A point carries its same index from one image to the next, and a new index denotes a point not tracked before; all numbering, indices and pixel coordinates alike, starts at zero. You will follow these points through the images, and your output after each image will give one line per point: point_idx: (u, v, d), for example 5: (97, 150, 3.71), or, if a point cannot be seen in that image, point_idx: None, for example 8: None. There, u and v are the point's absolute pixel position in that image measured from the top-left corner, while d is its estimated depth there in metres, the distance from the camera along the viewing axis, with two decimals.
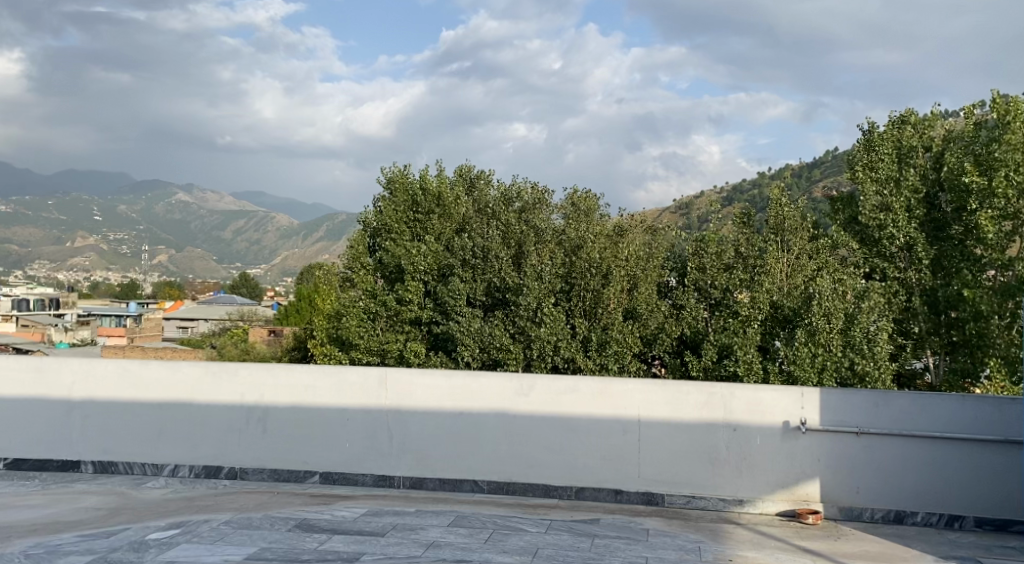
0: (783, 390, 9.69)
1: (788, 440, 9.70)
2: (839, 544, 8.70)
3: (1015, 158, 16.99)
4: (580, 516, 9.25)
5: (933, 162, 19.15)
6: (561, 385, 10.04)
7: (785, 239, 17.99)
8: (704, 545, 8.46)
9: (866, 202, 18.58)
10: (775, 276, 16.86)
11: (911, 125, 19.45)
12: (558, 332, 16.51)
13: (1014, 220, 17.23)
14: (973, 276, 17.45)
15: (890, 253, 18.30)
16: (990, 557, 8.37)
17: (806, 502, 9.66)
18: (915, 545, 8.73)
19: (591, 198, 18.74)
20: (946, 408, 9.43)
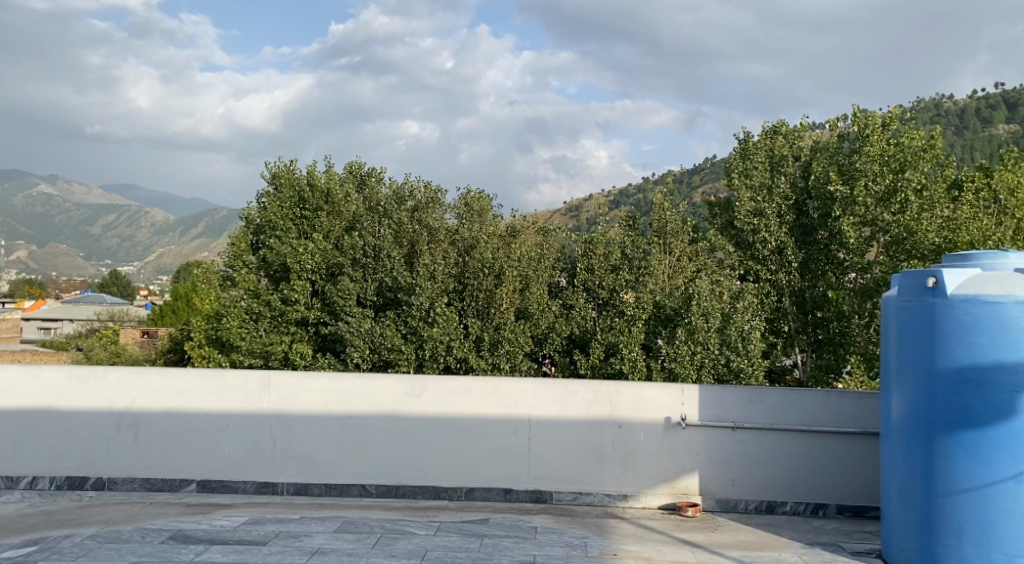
0: (665, 387, 9.94)
1: (669, 436, 9.96)
2: (716, 534, 8.99)
3: (874, 169, 18.26)
4: (469, 516, 9.20)
5: (802, 170, 20.18)
6: (452, 385, 9.97)
7: (668, 242, 18.72)
8: (590, 540, 8.57)
9: (741, 208, 19.35)
10: (657, 276, 17.40)
11: (783, 135, 20.67)
12: (450, 332, 16.45)
13: (872, 227, 18.28)
14: (837, 278, 18.44)
15: (762, 256, 19.09)
16: (852, 542, 8.84)
17: (686, 495, 9.93)
18: (785, 533, 9.12)
19: (484, 199, 18.73)
20: (813, 402, 9.92)
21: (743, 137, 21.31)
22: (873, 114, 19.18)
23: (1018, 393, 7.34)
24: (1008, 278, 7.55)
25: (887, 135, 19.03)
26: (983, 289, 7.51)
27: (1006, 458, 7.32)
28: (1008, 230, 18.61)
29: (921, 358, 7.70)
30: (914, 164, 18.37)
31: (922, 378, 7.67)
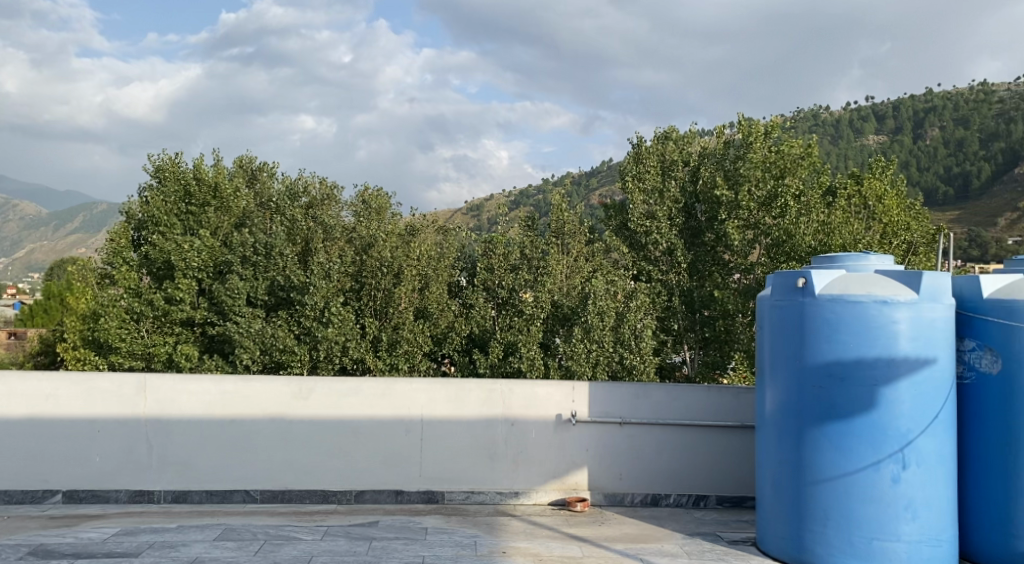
0: (556, 385, 10.10)
1: (560, 433, 10.11)
2: (603, 528, 9.17)
3: (757, 176, 19.30)
4: (358, 520, 9.08)
5: (691, 175, 20.81)
6: (342, 387, 9.83)
7: (565, 242, 18.99)
8: (480, 539, 8.59)
9: (635, 211, 19.94)
10: (556, 277, 17.58)
11: (673, 141, 21.11)
12: (346, 332, 15.98)
13: (755, 230, 19.19)
14: (723, 279, 19.17)
15: (654, 257, 19.69)
16: (730, 531, 9.19)
17: (575, 491, 10.10)
18: (668, 524, 9.41)
19: (382, 197, 18.57)
20: (695, 398, 10.27)
21: (635, 142, 21.71)
22: (756, 123, 20.05)
23: (879, 387, 7.74)
24: (870, 279, 7.99)
25: (769, 143, 20.07)
26: (846, 289, 7.93)
27: (866, 448, 7.72)
28: (876, 234, 19.75)
29: (793, 355, 8.11)
30: (793, 171, 19.54)
31: (794, 373, 8.08)
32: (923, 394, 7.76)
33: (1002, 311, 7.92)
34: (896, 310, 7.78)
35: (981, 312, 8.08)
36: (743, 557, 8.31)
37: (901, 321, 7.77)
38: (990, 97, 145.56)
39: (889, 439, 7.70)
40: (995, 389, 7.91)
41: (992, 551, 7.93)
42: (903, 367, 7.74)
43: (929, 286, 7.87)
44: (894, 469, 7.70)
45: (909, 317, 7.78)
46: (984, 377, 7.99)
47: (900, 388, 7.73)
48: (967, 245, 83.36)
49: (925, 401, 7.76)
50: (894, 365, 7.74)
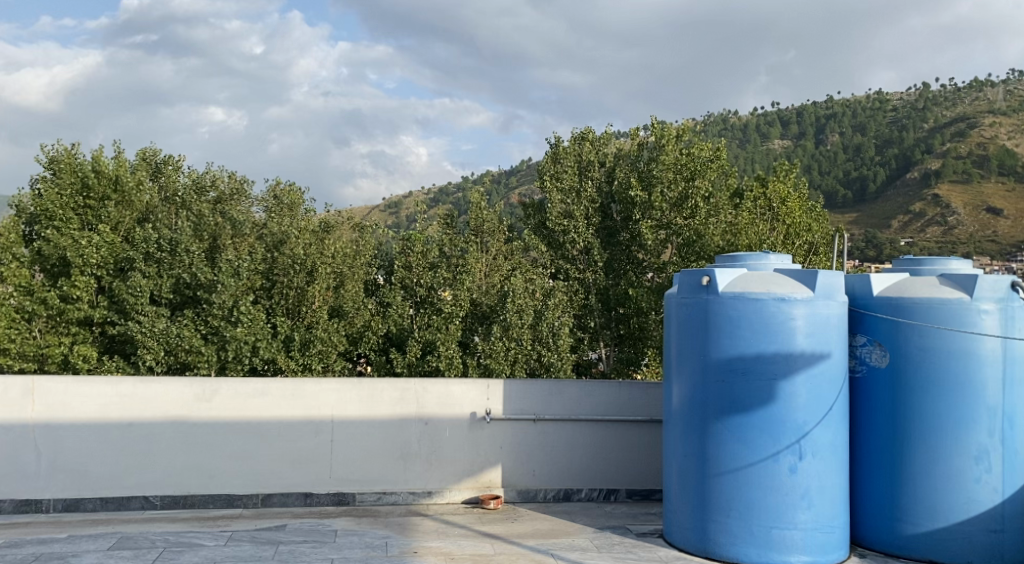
0: (470, 383, 10.10)
1: (474, 431, 10.12)
2: (516, 525, 9.23)
3: (668, 177, 19.71)
4: (264, 524, 8.90)
5: (606, 176, 21.17)
6: (249, 388, 9.62)
7: (485, 240, 18.89)
8: (390, 540, 8.53)
9: (552, 210, 20.05)
10: (474, 274, 17.58)
11: (590, 142, 21.37)
12: (256, 332, 15.59)
13: (667, 230, 19.58)
14: (637, 277, 19.55)
15: (572, 256, 19.96)
16: (638, 524, 9.37)
17: (488, 488, 10.12)
18: (579, 519, 9.53)
19: (295, 192, 18.32)
20: (607, 393, 10.43)
21: (553, 143, 21.90)
22: (668, 126, 20.63)
23: (777, 382, 8.01)
24: (769, 277, 8.26)
25: (680, 146, 20.64)
26: (747, 287, 8.18)
27: (765, 440, 7.98)
28: (780, 235, 20.58)
29: (697, 350, 8.32)
30: (703, 173, 19.96)
31: (699, 368, 8.30)
32: (818, 388, 8.07)
33: (891, 308, 8.32)
34: (793, 307, 8.06)
35: (872, 309, 8.47)
36: (651, 549, 8.48)
37: (798, 318, 8.05)
38: (886, 107, 153.60)
39: (786, 431, 7.98)
40: (885, 382, 8.28)
41: (881, 537, 8.30)
42: (799, 362, 8.03)
43: (824, 284, 8.20)
44: (791, 460, 7.98)
45: (805, 314, 8.07)
46: (875, 371, 8.36)
47: (796, 382, 8.02)
48: (864, 245, 87.51)
49: (819, 394, 8.07)
50: (791, 360, 8.02)
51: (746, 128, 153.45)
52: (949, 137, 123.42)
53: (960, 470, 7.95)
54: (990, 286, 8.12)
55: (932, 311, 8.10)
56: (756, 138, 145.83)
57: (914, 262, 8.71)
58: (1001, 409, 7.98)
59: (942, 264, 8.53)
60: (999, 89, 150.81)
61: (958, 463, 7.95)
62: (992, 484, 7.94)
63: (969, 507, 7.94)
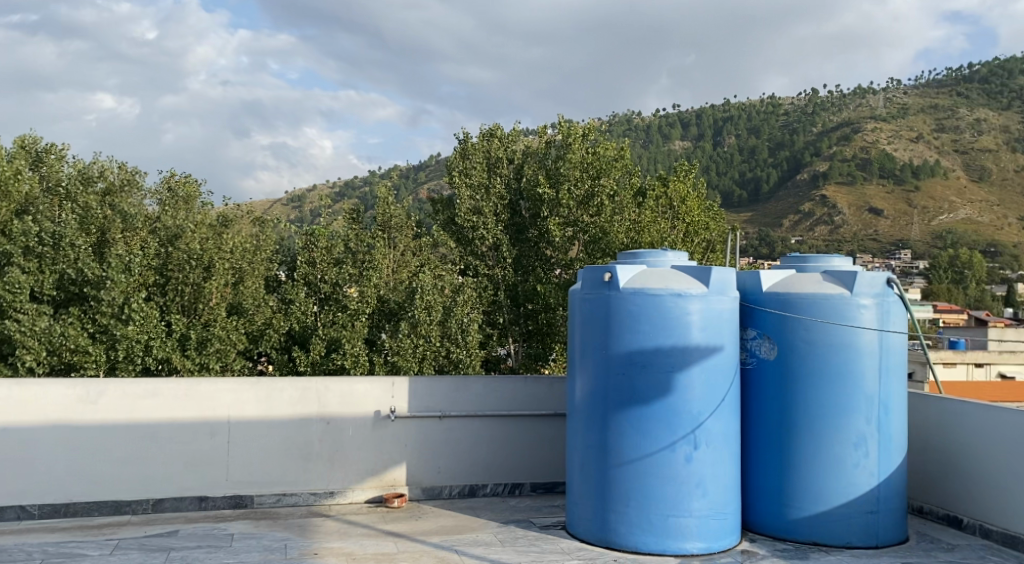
0: (374, 381, 9.99)
1: (377, 429, 10.02)
2: (420, 522, 9.19)
3: (575, 175, 19.96)
4: (155, 530, 8.60)
5: (515, 172, 21.17)
6: (139, 389, 9.28)
7: (392, 236, 18.88)
8: (290, 542, 8.37)
9: (461, 206, 20.04)
10: (381, 270, 17.40)
11: (498, 138, 21.40)
12: (149, 330, 15.03)
13: (574, 227, 19.87)
14: (545, 273, 19.76)
15: (480, 252, 19.92)
16: (541, 517, 9.49)
17: (392, 487, 10.05)
18: (483, 514, 9.57)
19: (191, 184, 17.72)
20: (512, 388, 10.50)
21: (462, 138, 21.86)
22: (575, 124, 20.85)
23: (673, 374, 8.24)
24: (667, 273, 8.47)
25: (587, 144, 20.94)
26: (647, 283, 8.37)
27: (662, 431, 8.19)
28: (680, 233, 21.23)
29: (599, 344, 8.48)
30: (608, 172, 20.40)
31: (601, 361, 8.45)
32: (711, 379, 8.34)
33: (779, 303, 8.66)
34: (689, 302, 8.30)
35: (762, 304, 8.80)
36: (553, 541, 8.59)
37: (694, 312, 8.30)
38: (780, 110, 160.06)
39: (682, 422, 8.21)
40: (773, 373, 8.62)
41: (769, 522, 8.65)
42: (694, 355, 8.28)
43: (717, 280, 8.47)
44: (687, 449, 8.22)
45: (700, 308, 8.33)
46: (764, 363, 8.70)
47: (692, 374, 8.27)
48: (754, 247, 91.33)
49: (713, 386, 8.34)
50: (687, 353, 8.26)
51: (650, 127, 156.87)
52: (838, 139, 129.32)
53: (840, 456, 8.35)
54: (868, 282, 8.58)
55: (816, 305, 8.47)
56: (659, 137, 149.49)
57: (799, 259, 9.12)
58: (878, 397, 8.42)
59: (826, 261, 8.94)
60: (884, 96, 159.00)
61: (838, 449, 8.35)
62: (868, 468, 8.37)
63: (848, 490, 8.35)
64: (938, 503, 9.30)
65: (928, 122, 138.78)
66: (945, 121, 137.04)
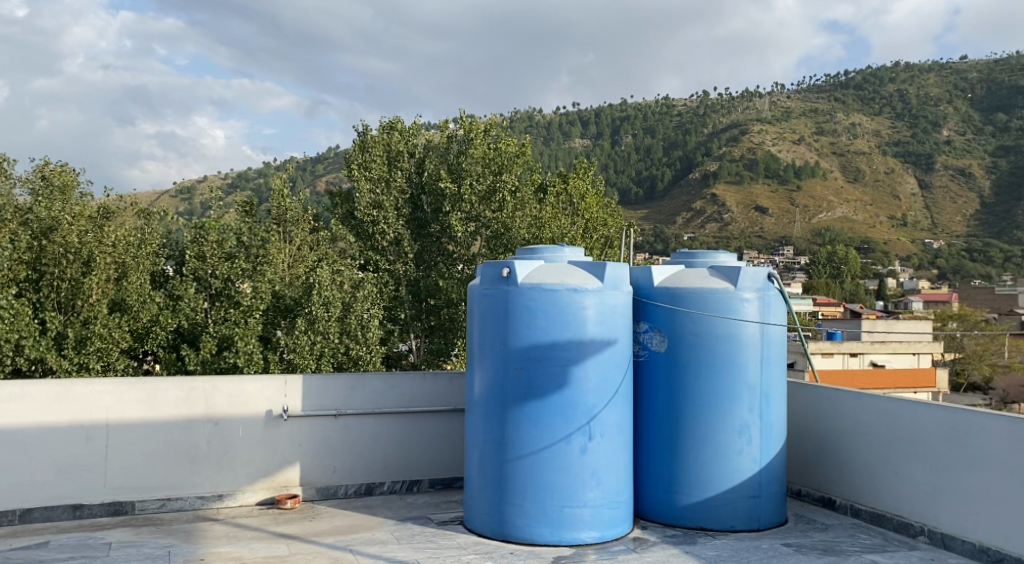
0: (266, 380, 9.70)
1: (270, 429, 9.74)
2: (314, 523, 8.98)
3: (477, 170, 20.03)
4: (23, 542, 8.11)
5: (416, 167, 21.02)
6: (6, 392, 8.72)
7: (288, 230, 18.29)
8: (174, 549, 8.03)
9: (361, 200, 19.76)
10: (276, 265, 16.94)
11: (398, 132, 21.20)
12: (20, 329, 14.16)
13: (476, 222, 19.79)
14: (447, 269, 19.67)
15: (381, 247, 19.58)
16: (439, 513, 9.43)
17: (284, 488, 9.78)
18: (380, 512, 9.43)
19: (67, 174, 16.70)
20: (410, 385, 10.38)
21: (361, 131, 21.54)
22: (477, 120, 20.87)
23: (569, 368, 8.31)
24: (563, 269, 8.55)
25: (488, 140, 20.98)
26: (544, 279, 8.42)
27: (558, 423, 8.26)
28: (579, 229, 21.62)
29: (498, 339, 8.47)
30: (509, 168, 20.56)
31: (499, 356, 8.45)
32: (606, 372, 8.46)
33: (669, 297, 8.86)
34: (584, 296, 8.39)
35: (653, 299, 8.99)
36: (451, 537, 8.53)
37: (589, 307, 8.40)
38: (676, 111, 164.65)
39: (577, 414, 8.30)
40: (664, 366, 8.82)
41: (660, 509, 8.85)
42: (589, 349, 8.38)
43: (612, 275, 8.59)
44: (582, 441, 8.31)
45: (595, 303, 8.43)
46: (655, 355, 8.88)
47: (586, 367, 8.36)
48: (649, 242, 93.67)
49: (607, 378, 8.46)
50: (582, 347, 8.35)
51: (551, 125, 158.71)
52: (727, 140, 134.23)
53: (725, 443, 8.62)
54: (751, 276, 8.86)
55: (704, 299, 8.71)
56: (559, 135, 151.39)
57: (688, 255, 9.37)
58: (761, 387, 8.73)
59: (712, 258, 9.23)
60: (770, 99, 165.89)
61: (723, 437, 8.62)
62: (751, 455, 8.67)
63: (733, 477, 8.62)
64: (815, 486, 9.71)
65: (811, 125, 145.59)
66: (826, 125, 144.08)
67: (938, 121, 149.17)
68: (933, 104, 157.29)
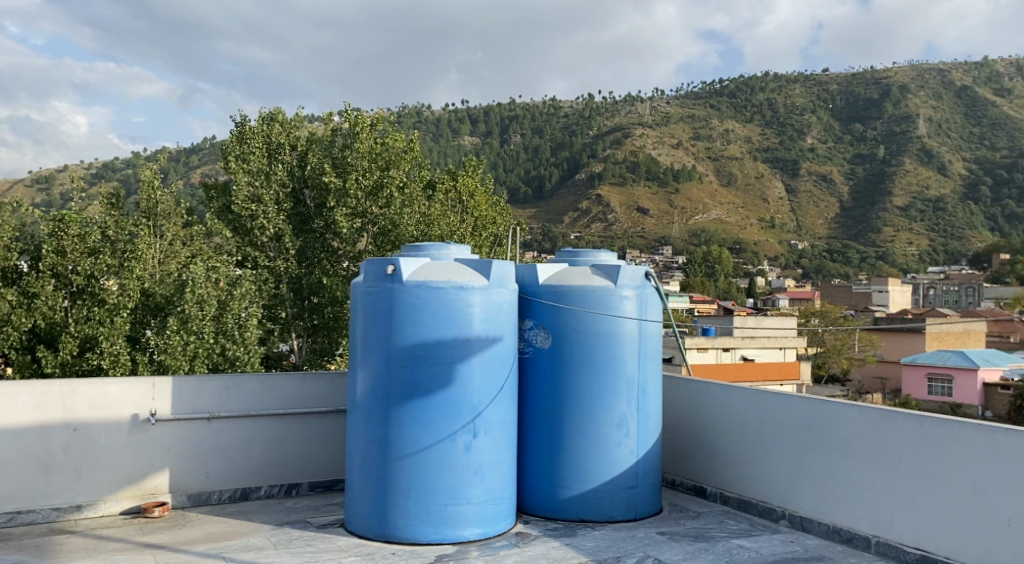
0: (131, 382, 9.17)
1: (135, 434, 9.22)
2: (184, 531, 8.54)
3: (363, 165, 19.67)
4: None
5: (298, 159, 20.25)
6: None
7: (158, 224, 17.27)
8: None
9: (238, 193, 18.81)
10: (144, 262, 15.96)
11: (279, 123, 20.56)
12: None
13: (362, 218, 19.44)
14: (331, 266, 19.21)
15: (260, 242, 18.91)
16: (318, 516, 9.16)
17: (152, 496, 9.27)
18: (256, 518, 9.08)
19: None
20: (289, 385, 10.06)
21: (239, 121, 20.68)
22: (363, 114, 20.33)
23: (454, 366, 8.23)
24: (449, 267, 8.44)
25: (375, 135, 20.59)
26: (430, 276, 8.29)
27: (442, 421, 8.17)
28: (467, 227, 21.61)
29: (382, 338, 8.28)
30: (397, 164, 20.27)
31: (383, 355, 8.25)
32: (490, 369, 8.43)
33: (553, 295, 8.91)
34: (470, 295, 8.33)
35: (538, 296, 9.01)
36: (330, 540, 8.30)
37: (475, 305, 8.34)
38: (560, 112, 167.42)
39: (461, 412, 8.23)
40: (548, 362, 8.86)
41: (542, 504, 8.89)
42: (475, 346, 8.32)
43: (497, 273, 8.57)
44: (466, 439, 8.25)
45: (481, 300, 8.38)
46: (539, 352, 8.91)
47: (472, 365, 8.30)
48: (533, 241, 94.68)
49: (491, 375, 8.43)
50: (467, 344, 8.29)
51: (437, 122, 158.32)
52: (610, 142, 137.26)
53: (605, 437, 8.75)
54: (629, 275, 9.03)
55: (586, 297, 8.80)
56: (445, 132, 151.13)
57: (571, 254, 9.40)
58: (639, 382, 8.92)
59: (592, 257, 9.33)
60: (650, 104, 171.06)
61: (603, 431, 8.75)
62: (629, 447, 8.84)
63: (612, 469, 8.76)
64: (688, 475, 9.98)
65: (689, 130, 150.89)
66: (702, 131, 149.73)
67: (805, 130, 157.60)
68: (800, 113, 165.98)
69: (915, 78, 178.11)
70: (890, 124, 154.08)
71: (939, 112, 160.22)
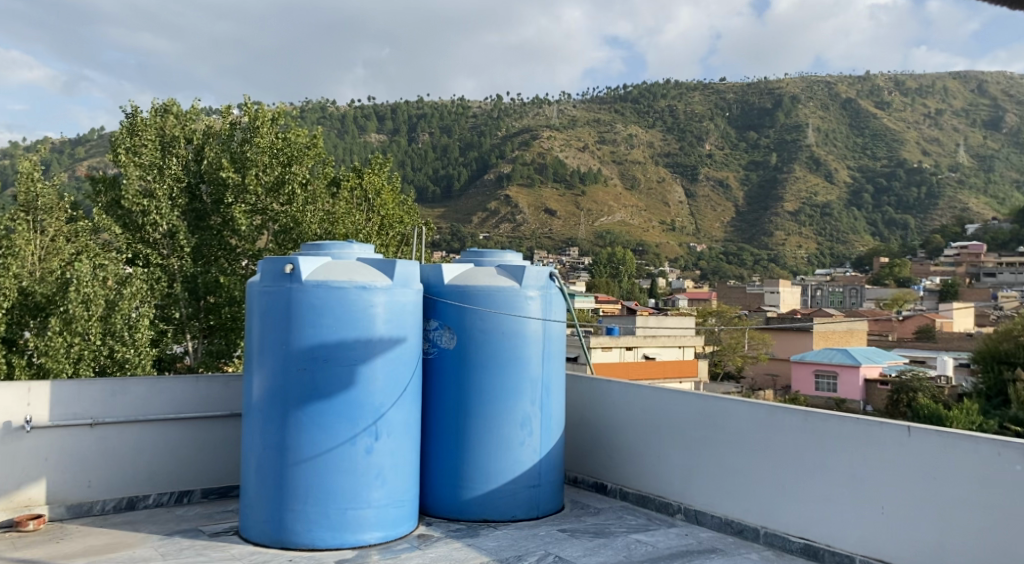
0: (4, 387, 8.59)
1: (8, 443, 8.63)
2: (62, 545, 8.05)
3: (263, 161, 19.05)
4: None
5: (194, 153, 19.50)
6: None
7: (38, 219, 16.47)
8: None
9: (128, 187, 17.82)
10: (22, 258, 15.16)
11: (173, 116, 19.73)
12: None
13: (262, 215, 18.82)
14: (229, 265, 18.56)
15: (153, 239, 18.06)
16: (210, 524, 8.80)
17: (27, 508, 8.70)
18: (143, 528, 8.65)
19: None
20: (180, 389, 9.64)
21: (130, 113, 19.75)
22: (263, 108, 19.85)
23: (355, 368, 8.03)
24: (350, 266, 8.25)
25: (275, 130, 20.01)
26: (330, 275, 8.07)
27: (343, 424, 7.96)
28: (371, 226, 21.25)
29: (280, 340, 8.00)
30: (299, 160, 19.74)
31: (281, 357, 7.98)
32: (393, 370, 8.28)
33: (458, 295, 8.81)
34: (372, 294, 8.15)
35: (443, 296, 8.90)
36: (223, 548, 7.98)
37: (378, 305, 8.17)
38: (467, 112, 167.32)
39: (362, 414, 8.05)
40: (452, 362, 8.76)
41: (444, 505, 8.79)
42: (377, 347, 8.15)
43: (401, 273, 8.42)
44: (367, 441, 8.07)
45: (384, 301, 8.21)
46: (443, 352, 8.81)
47: (374, 366, 8.13)
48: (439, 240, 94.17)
49: (394, 376, 8.29)
50: (369, 345, 8.11)
51: (342, 119, 155.77)
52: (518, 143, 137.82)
53: (507, 436, 8.72)
54: (534, 275, 9.02)
55: (490, 297, 8.74)
56: (350, 129, 148.83)
57: (476, 255, 9.39)
58: (543, 381, 8.92)
59: (498, 257, 9.30)
60: (555, 107, 173.06)
61: (507, 430, 8.71)
62: (532, 446, 8.83)
63: (514, 468, 8.74)
64: (589, 472, 10.07)
65: (594, 132, 153.20)
66: (606, 134, 152.31)
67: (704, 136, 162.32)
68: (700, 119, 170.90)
69: (806, 89, 186.06)
70: (783, 132, 160.45)
71: (827, 122, 167.88)
